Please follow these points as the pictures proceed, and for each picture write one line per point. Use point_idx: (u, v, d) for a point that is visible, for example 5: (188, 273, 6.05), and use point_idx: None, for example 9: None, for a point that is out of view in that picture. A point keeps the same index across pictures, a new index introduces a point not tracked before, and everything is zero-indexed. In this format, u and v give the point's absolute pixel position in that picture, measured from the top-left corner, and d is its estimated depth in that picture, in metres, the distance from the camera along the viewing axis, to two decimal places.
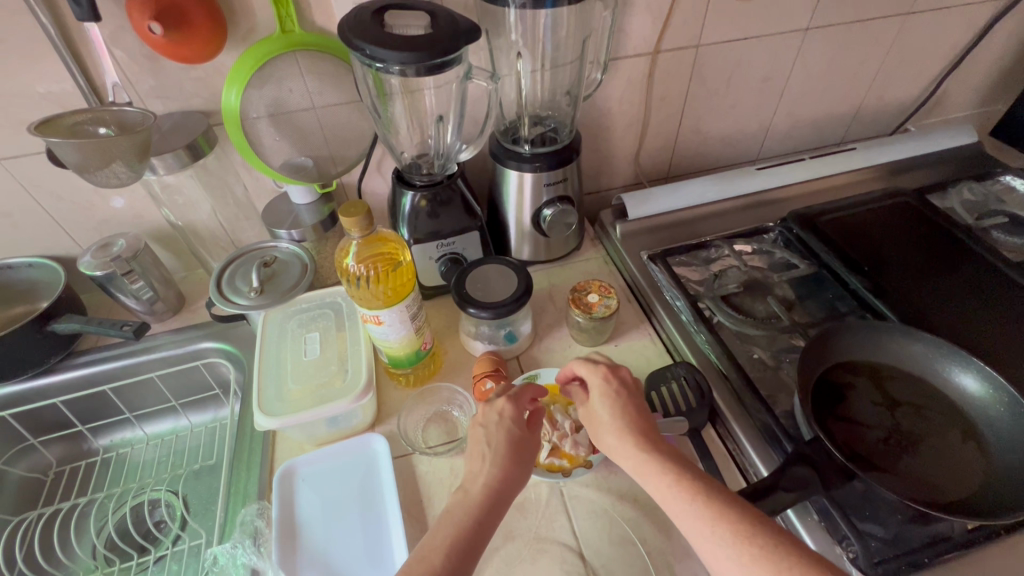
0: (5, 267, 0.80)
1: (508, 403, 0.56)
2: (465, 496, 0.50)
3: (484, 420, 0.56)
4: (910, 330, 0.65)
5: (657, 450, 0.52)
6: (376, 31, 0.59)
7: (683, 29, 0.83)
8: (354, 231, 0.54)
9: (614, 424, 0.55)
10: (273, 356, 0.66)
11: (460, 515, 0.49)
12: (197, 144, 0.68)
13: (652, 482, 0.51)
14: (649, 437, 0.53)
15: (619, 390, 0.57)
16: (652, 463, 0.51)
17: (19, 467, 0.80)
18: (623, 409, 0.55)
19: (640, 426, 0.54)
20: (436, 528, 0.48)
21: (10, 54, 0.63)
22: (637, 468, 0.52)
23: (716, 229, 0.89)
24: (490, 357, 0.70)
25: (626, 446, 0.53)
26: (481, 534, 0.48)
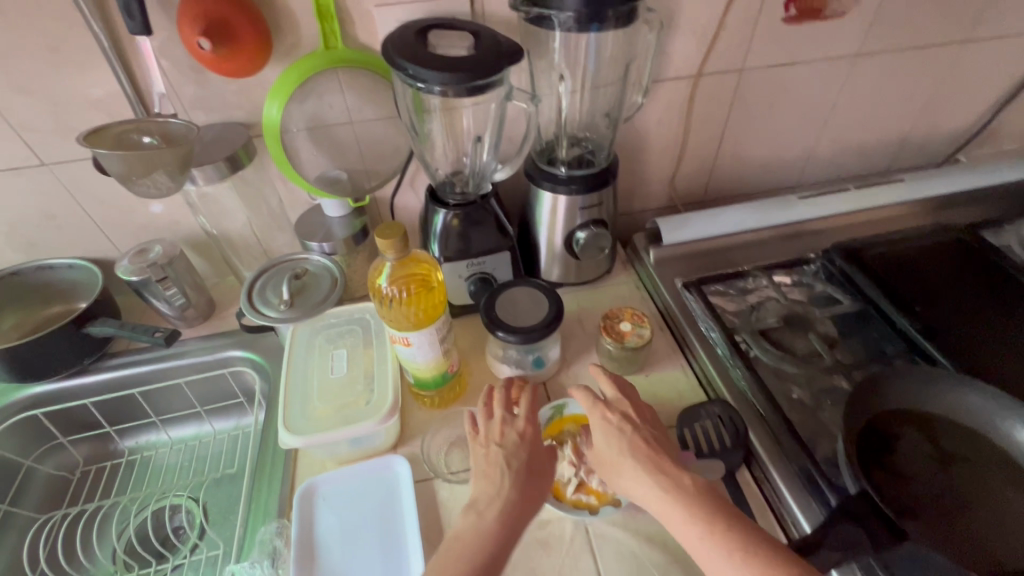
0: (46, 268, 0.82)
1: (527, 425, 0.57)
2: (475, 519, 0.50)
3: (501, 439, 0.56)
4: (967, 379, 0.61)
5: (677, 486, 0.49)
6: (420, 51, 0.59)
7: (727, 53, 0.81)
8: (388, 252, 0.53)
9: (626, 460, 0.52)
10: (300, 373, 0.66)
11: (475, 544, 0.48)
12: (237, 157, 0.69)
13: (681, 521, 0.47)
14: (667, 467, 0.51)
15: (622, 423, 0.55)
16: (673, 500, 0.48)
17: (47, 465, 0.82)
18: (629, 441, 0.53)
19: (654, 459, 0.52)
20: (447, 559, 0.48)
21: (65, 64, 0.65)
22: (659, 505, 0.49)
23: (754, 259, 0.86)
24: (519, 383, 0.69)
25: (645, 484, 0.50)
26: (496, 565, 0.48)
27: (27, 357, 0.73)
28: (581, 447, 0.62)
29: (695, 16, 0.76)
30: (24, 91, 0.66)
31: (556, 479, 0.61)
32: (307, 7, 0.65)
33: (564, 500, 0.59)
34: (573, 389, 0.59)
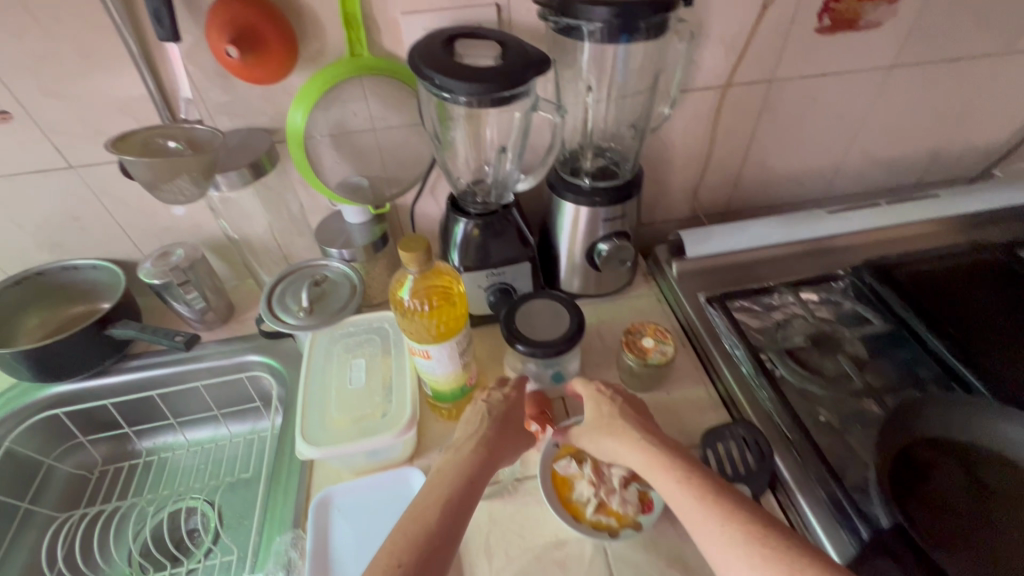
0: (71, 268, 0.83)
1: (514, 390, 0.62)
2: (456, 454, 0.55)
3: (487, 396, 0.61)
4: (1008, 410, 0.58)
5: (658, 441, 0.55)
6: (446, 61, 0.58)
7: (757, 63, 0.79)
8: (411, 266, 0.52)
9: (614, 421, 0.58)
10: (318, 382, 0.65)
11: (455, 472, 0.53)
12: (260, 163, 0.69)
13: (659, 471, 0.52)
14: (651, 432, 0.56)
15: (613, 395, 0.61)
16: (651, 454, 0.53)
17: (67, 463, 0.83)
18: (619, 409, 0.59)
19: (641, 423, 0.58)
20: (430, 486, 0.52)
21: (95, 69, 0.66)
22: (637, 461, 0.54)
23: (780, 274, 0.84)
24: (536, 397, 0.68)
25: (629, 441, 0.56)
26: (471, 493, 0.52)
27: (50, 357, 0.74)
28: (601, 466, 0.62)
29: (725, 26, 0.74)
30: (54, 95, 0.67)
31: (575, 498, 0.60)
32: (334, 14, 0.65)
33: (583, 521, 0.58)
34: (575, 383, 0.64)
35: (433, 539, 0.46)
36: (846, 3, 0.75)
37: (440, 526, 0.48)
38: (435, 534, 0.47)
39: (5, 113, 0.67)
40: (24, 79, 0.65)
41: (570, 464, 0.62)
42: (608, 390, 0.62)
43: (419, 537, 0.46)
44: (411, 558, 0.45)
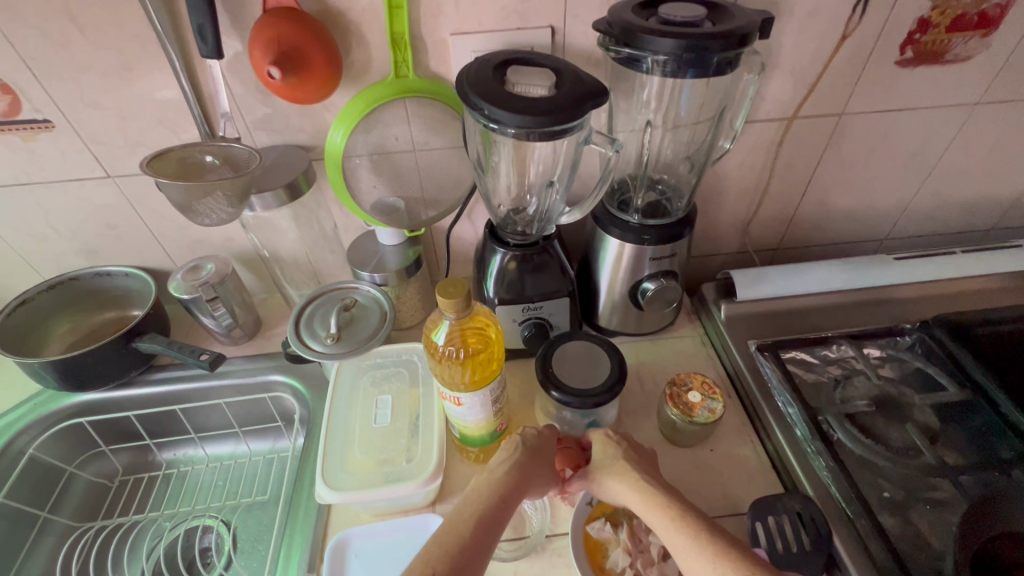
0: (103, 274, 0.82)
1: (549, 426, 0.58)
2: (488, 474, 0.51)
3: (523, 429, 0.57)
4: None
5: (657, 482, 0.52)
6: (497, 88, 0.54)
7: (828, 96, 0.73)
8: (449, 311, 0.49)
9: (617, 463, 0.54)
10: (342, 418, 0.62)
11: (487, 491, 0.49)
12: (297, 184, 0.67)
13: (657, 512, 0.49)
14: (654, 474, 0.53)
15: (618, 438, 0.57)
16: (651, 497, 0.50)
17: (88, 471, 0.82)
18: (625, 451, 0.55)
19: (644, 467, 0.54)
20: (462, 503, 0.49)
21: (137, 80, 0.64)
22: (638, 505, 0.51)
23: (837, 323, 0.78)
24: (574, 445, 0.61)
25: (631, 481, 0.52)
26: (501, 514, 0.48)
27: (77, 368, 0.73)
28: (639, 532, 0.57)
29: (795, 56, 0.69)
30: (94, 106, 0.66)
31: (608, 567, 0.55)
32: (381, 33, 0.62)
33: None
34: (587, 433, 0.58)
35: (468, 551, 0.44)
36: (933, 35, 0.69)
37: (473, 543, 0.45)
38: (468, 546, 0.45)
39: (47, 121, 0.66)
40: (67, 89, 0.64)
41: (605, 526, 0.57)
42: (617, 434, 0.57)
43: (454, 550, 0.44)
44: (445, 568, 0.42)
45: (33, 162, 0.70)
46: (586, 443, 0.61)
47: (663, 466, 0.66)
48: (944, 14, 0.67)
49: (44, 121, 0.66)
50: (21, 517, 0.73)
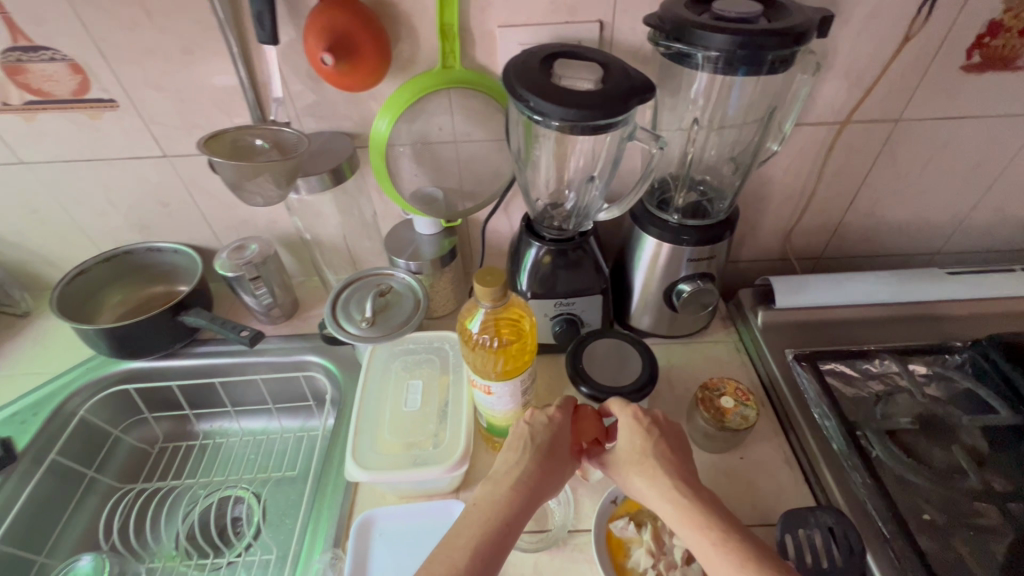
0: (154, 250, 0.86)
1: (560, 411, 0.56)
2: (495, 486, 0.50)
3: (530, 417, 0.55)
4: None
5: (693, 494, 0.49)
6: (544, 80, 0.54)
7: (885, 100, 0.70)
8: (484, 300, 0.49)
9: (647, 460, 0.52)
10: (374, 400, 0.64)
11: (494, 509, 0.48)
12: (341, 170, 0.68)
13: (693, 529, 0.47)
14: (688, 476, 0.51)
15: (650, 425, 0.55)
16: (686, 509, 0.48)
17: (131, 436, 0.86)
18: (655, 446, 0.53)
19: (677, 466, 0.52)
20: (465, 521, 0.48)
21: (196, 64, 0.67)
22: (669, 515, 0.49)
23: (881, 337, 0.75)
24: (594, 415, 0.59)
25: (660, 485, 0.51)
26: (505, 539, 0.47)
27: (128, 337, 0.77)
28: (662, 534, 0.56)
29: (852, 57, 0.66)
30: (156, 88, 0.69)
31: (630, 567, 0.55)
32: (430, 23, 0.62)
33: None
34: (609, 405, 0.59)
35: None
36: (1004, 39, 0.65)
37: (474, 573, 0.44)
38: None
39: (112, 101, 0.70)
40: (132, 71, 0.67)
41: (628, 525, 0.56)
42: (644, 419, 0.56)
43: None
44: None
45: (97, 140, 0.74)
46: (606, 410, 0.60)
47: None
48: (1018, 18, 0.63)
49: (109, 100, 0.70)
50: (69, 475, 0.77)
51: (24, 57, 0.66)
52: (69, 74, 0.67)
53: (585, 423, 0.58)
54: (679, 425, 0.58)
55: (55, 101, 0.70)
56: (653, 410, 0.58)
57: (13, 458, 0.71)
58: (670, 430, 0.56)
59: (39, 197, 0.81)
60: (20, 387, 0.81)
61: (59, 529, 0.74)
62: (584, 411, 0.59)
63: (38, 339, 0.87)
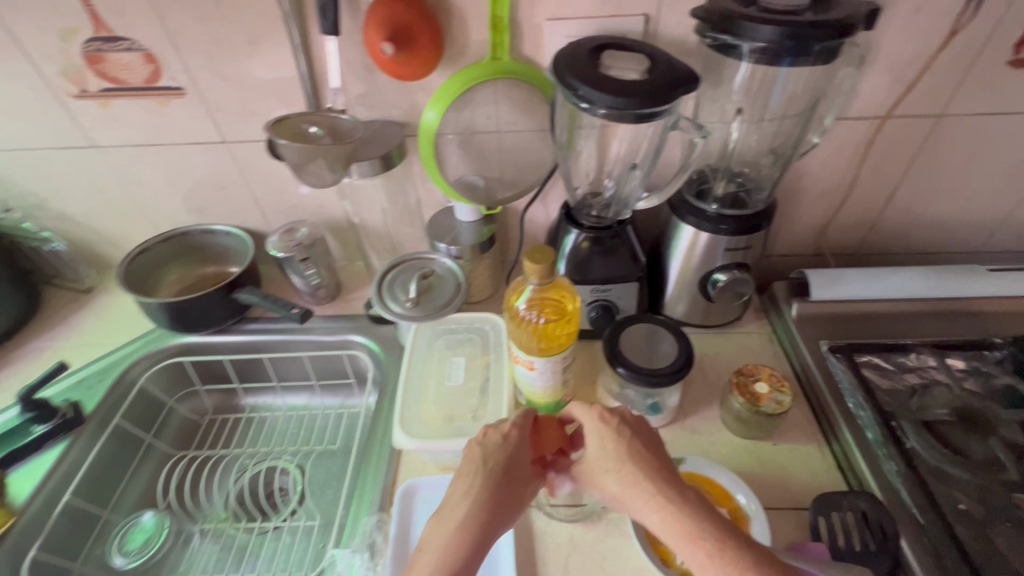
0: (209, 232, 0.91)
1: (514, 427, 0.54)
2: (448, 520, 0.48)
3: (483, 439, 0.54)
4: None
5: (677, 498, 0.47)
6: (592, 70, 0.56)
7: (928, 94, 0.71)
8: (533, 277, 0.52)
9: (623, 468, 0.50)
10: (419, 374, 0.67)
11: (447, 548, 0.46)
12: (390, 156, 0.71)
13: (685, 540, 0.45)
14: (668, 477, 0.49)
15: (619, 427, 0.53)
16: (675, 516, 0.46)
17: (184, 406, 0.91)
18: (627, 449, 0.51)
19: (655, 469, 0.50)
20: (418, 563, 0.46)
21: (260, 54, 0.71)
22: (660, 525, 0.47)
23: (917, 332, 0.75)
24: (557, 425, 0.57)
25: (643, 492, 0.48)
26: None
27: (186, 311, 0.81)
28: None
29: (896, 51, 0.67)
30: (221, 77, 0.73)
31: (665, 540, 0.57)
32: (482, 16, 0.65)
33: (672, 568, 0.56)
34: (571, 409, 0.56)
35: None
36: None
37: None
38: None
39: (180, 89, 0.75)
40: (200, 60, 0.72)
41: None
42: (611, 421, 0.54)
43: None
44: None
45: (164, 126, 0.79)
46: (570, 414, 0.57)
47: (723, 454, 0.66)
48: None
49: (177, 88, 0.75)
50: (130, 439, 0.82)
51: (104, 47, 0.71)
52: (143, 63, 0.72)
53: (548, 434, 0.57)
54: (647, 421, 0.56)
55: (128, 89, 0.75)
56: (618, 411, 0.55)
57: (81, 420, 0.76)
58: (639, 429, 0.54)
59: (107, 180, 0.86)
60: (86, 357, 0.86)
61: (121, 489, 0.79)
62: (547, 422, 0.58)
63: (101, 314, 0.93)
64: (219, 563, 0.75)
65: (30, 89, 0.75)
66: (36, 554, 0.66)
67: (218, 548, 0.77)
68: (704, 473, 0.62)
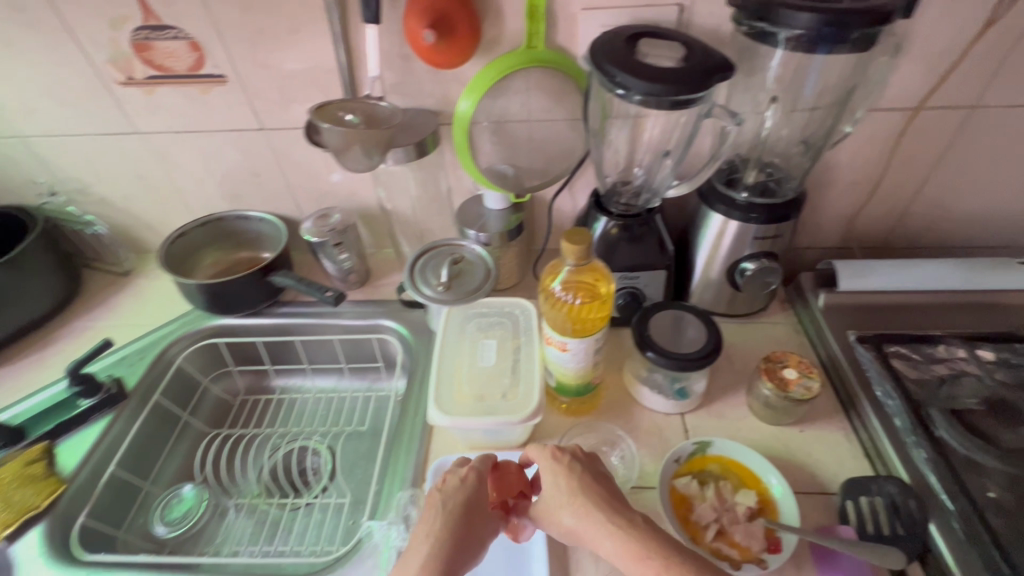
0: (244, 218, 0.93)
1: (471, 471, 0.57)
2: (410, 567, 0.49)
3: (441, 484, 0.56)
4: None
5: (627, 524, 0.50)
6: (629, 57, 0.57)
7: (962, 86, 0.70)
8: (570, 257, 0.54)
9: (576, 502, 0.53)
10: (451, 355, 0.69)
11: None
12: (424, 143, 0.73)
13: (638, 563, 0.47)
14: (619, 504, 0.52)
15: (571, 463, 0.55)
16: (626, 541, 0.49)
17: (217, 386, 0.93)
18: (580, 482, 0.54)
19: (605, 498, 0.52)
20: None
21: (300, 43, 0.73)
22: (615, 553, 0.49)
23: (946, 324, 0.75)
24: (516, 472, 0.61)
25: (597, 522, 0.51)
26: None
27: (223, 293, 0.84)
28: (725, 493, 0.60)
29: (931, 41, 0.67)
30: (262, 64, 0.75)
31: (695, 521, 0.58)
32: (519, 5, 0.67)
33: (701, 545, 0.57)
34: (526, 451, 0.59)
35: None
36: None
37: None
38: None
39: (222, 77, 0.77)
40: (242, 48, 0.74)
41: (692, 483, 0.61)
42: (562, 458, 0.56)
43: None
44: None
45: (205, 113, 0.81)
46: (527, 456, 0.60)
47: (749, 439, 0.67)
48: None
49: (219, 76, 0.77)
50: (168, 416, 0.85)
51: (152, 35, 0.73)
52: (188, 51, 0.75)
53: (508, 479, 0.60)
54: (597, 455, 0.59)
55: (173, 76, 0.77)
56: (569, 447, 0.58)
57: (124, 396, 0.79)
58: (589, 463, 0.56)
59: (147, 166, 0.89)
60: (127, 336, 0.89)
61: (161, 463, 0.82)
62: (507, 468, 0.61)
63: (139, 296, 0.96)
64: (254, 535, 0.77)
65: (79, 76, 0.78)
66: (85, 520, 0.69)
67: (252, 522, 0.79)
68: (732, 455, 0.63)
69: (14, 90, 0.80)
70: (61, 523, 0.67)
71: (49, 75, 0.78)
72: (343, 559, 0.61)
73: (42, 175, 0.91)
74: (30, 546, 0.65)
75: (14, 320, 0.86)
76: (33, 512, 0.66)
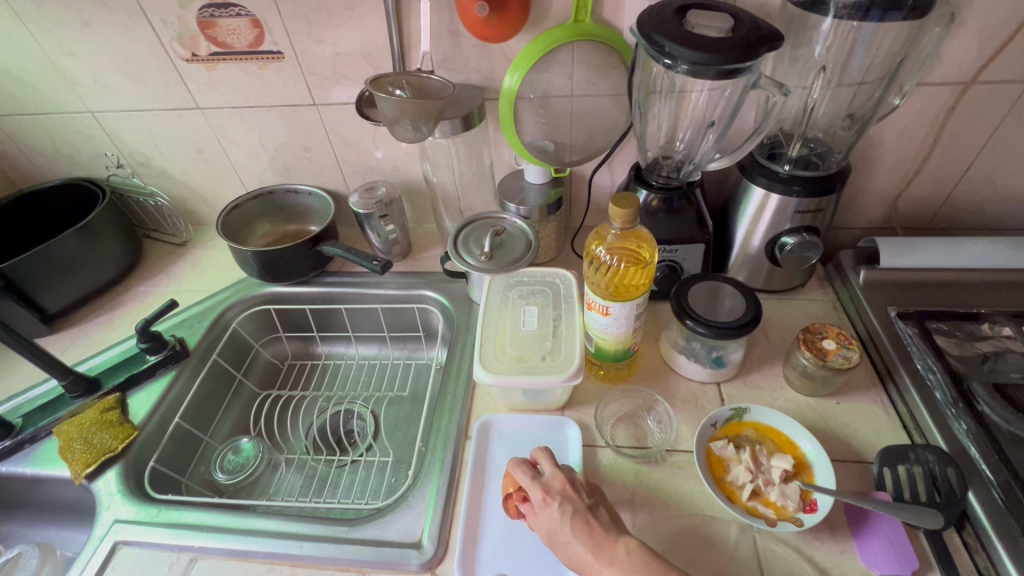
0: (293, 191, 0.98)
1: None
2: None
3: None
4: None
5: (611, 561, 0.49)
6: (677, 26, 0.58)
7: (1018, 59, 0.69)
8: (617, 221, 0.56)
9: (571, 542, 0.52)
10: (495, 320, 0.71)
11: None
12: (470, 117, 0.76)
13: None
14: (603, 542, 0.51)
15: (562, 502, 0.54)
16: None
17: (268, 351, 0.99)
18: (571, 524, 0.52)
19: (594, 536, 0.51)
20: None
21: (353, 19, 0.76)
22: None
23: (992, 302, 0.74)
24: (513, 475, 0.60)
25: (589, 560, 0.50)
26: None
27: (275, 262, 0.88)
28: (760, 456, 0.62)
29: (988, 12, 0.66)
30: (318, 41, 0.79)
31: (730, 481, 0.60)
32: None
33: (739, 503, 0.58)
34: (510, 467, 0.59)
35: None
36: None
37: None
38: None
39: (279, 53, 0.81)
40: (300, 25, 0.77)
41: (727, 446, 0.62)
42: (551, 501, 0.54)
43: None
44: None
45: (262, 88, 0.86)
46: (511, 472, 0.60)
47: (785, 408, 0.68)
48: None
49: (277, 52, 0.81)
50: (224, 375, 0.90)
51: (216, 13, 0.78)
52: (250, 28, 0.79)
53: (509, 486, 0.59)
54: (591, 483, 0.58)
55: (233, 53, 0.81)
56: (554, 474, 0.57)
57: (186, 353, 0.84)
58: (575, 497, 0.55)
59: (206, 140, 0.94)
60: (187, 300, 0.95)
61: (218, 418, 0.88)
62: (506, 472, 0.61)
63: (195, 264, 1.02)
64: (303, 488, 0.81)
65: (148, 53, 0.83)
66: (154, 464, 0.74)
67: (301, 476, 0.82)
68: (769, 422, 0.64)
69: (88, 67, 0.86)
70: (133, 466, 0.72)
71: (120, 51, 0.83)
72: (392, 507, 0.63)
73: (110, 148, 0.98)
74: (108, 483, 0.70)
75: (86, 284, 0.93)
76: (109, 454, 0.71)
